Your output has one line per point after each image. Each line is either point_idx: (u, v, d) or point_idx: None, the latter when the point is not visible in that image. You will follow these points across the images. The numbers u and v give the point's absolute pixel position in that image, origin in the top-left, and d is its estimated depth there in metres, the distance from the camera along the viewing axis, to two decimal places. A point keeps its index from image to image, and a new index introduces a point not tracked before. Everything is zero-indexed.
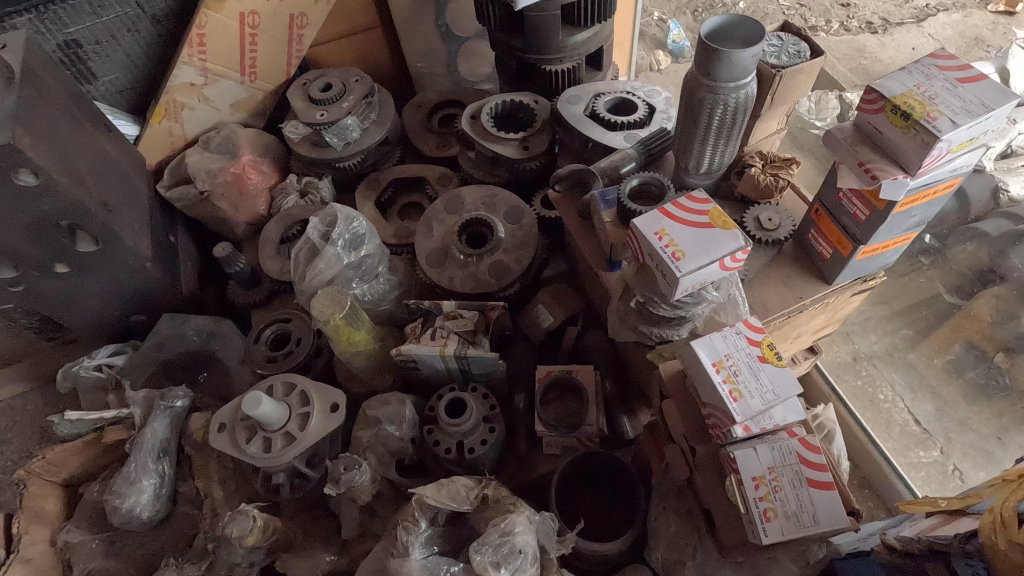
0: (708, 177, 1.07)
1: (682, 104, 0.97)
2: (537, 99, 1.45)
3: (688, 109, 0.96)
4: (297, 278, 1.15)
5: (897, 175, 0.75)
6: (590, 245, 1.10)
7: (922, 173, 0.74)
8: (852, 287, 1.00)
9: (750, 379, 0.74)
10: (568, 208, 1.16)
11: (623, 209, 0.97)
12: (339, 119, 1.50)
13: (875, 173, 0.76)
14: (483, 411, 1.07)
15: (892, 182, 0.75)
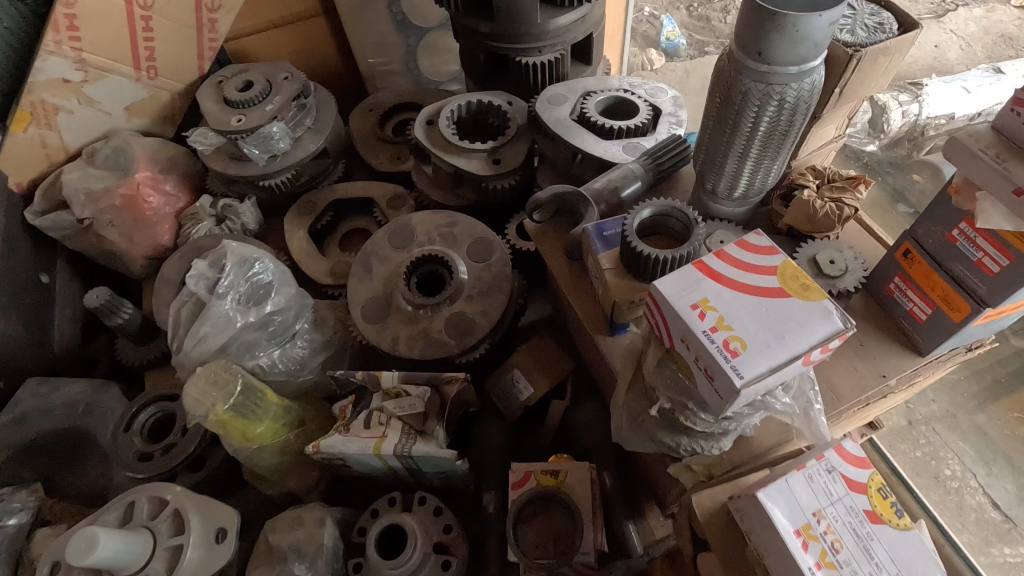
0: (743, 203, 0.77)
1: (713, 101, 0.67)
2: (511, 99, 1.15)
3: (724, 108, 0.66)
4: (176, 346, 0.82)
5: None
6: (583, 297, 0.80)
7: None
8: (953, 357, 0.71)
9: (861, 555, 0.48)
10: (551, 245, 0.86)
11: (630, 252, 0.66)
12: (260, 126, 1.18)
13: None
14: (433, 537, 0.76)
15: None
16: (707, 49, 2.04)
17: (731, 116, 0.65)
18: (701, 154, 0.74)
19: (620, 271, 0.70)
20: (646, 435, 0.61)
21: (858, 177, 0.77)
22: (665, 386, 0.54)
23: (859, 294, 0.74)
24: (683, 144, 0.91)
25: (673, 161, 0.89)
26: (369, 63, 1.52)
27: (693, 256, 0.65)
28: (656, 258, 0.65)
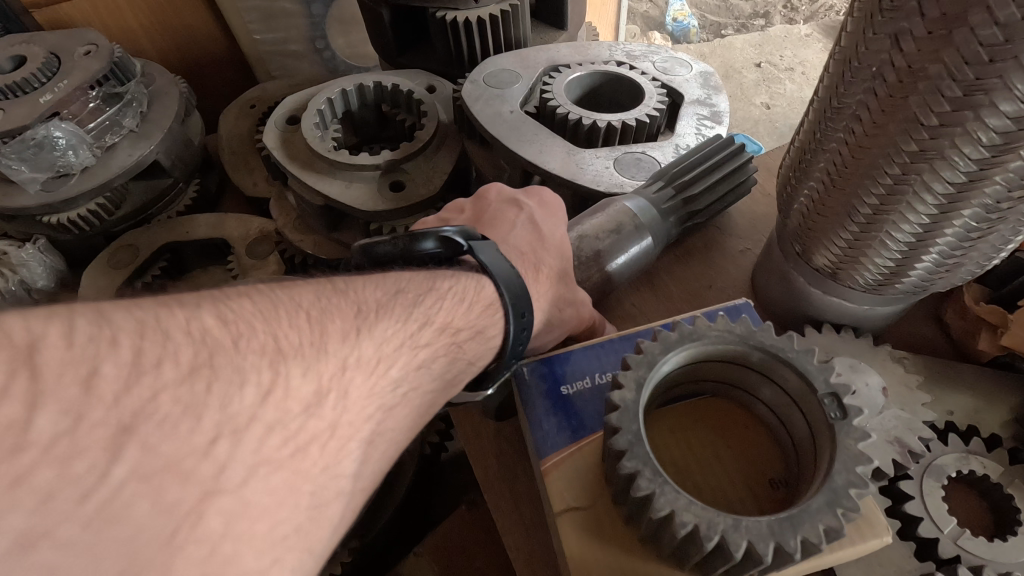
0: (907, 293, 0.34)
1: (890, 36, 0.26)
2: (433, 83, 0.71)
3: (945, 44, 0.24)
4: None
5: None
6: (532, 533, 0.38)
7: None
8: None
9: None
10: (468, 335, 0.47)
11: (627, 484, 0.24)
12: (26, 126, 0.72)
13: None
14: None
15: None
16: (724, 33, 1.59)
17: (969, 70, 0.23)
18: (820, 182, 0.32)
19: (598, 521, 0.28)
20: None
21: None
22: None
23: None
24: (739, 149, 0.46)
25: (715, 183, 0.46)
26: (255, 40, 1.07)
27: (836, 537, 0.23)
28: (719, 544, 0.23)
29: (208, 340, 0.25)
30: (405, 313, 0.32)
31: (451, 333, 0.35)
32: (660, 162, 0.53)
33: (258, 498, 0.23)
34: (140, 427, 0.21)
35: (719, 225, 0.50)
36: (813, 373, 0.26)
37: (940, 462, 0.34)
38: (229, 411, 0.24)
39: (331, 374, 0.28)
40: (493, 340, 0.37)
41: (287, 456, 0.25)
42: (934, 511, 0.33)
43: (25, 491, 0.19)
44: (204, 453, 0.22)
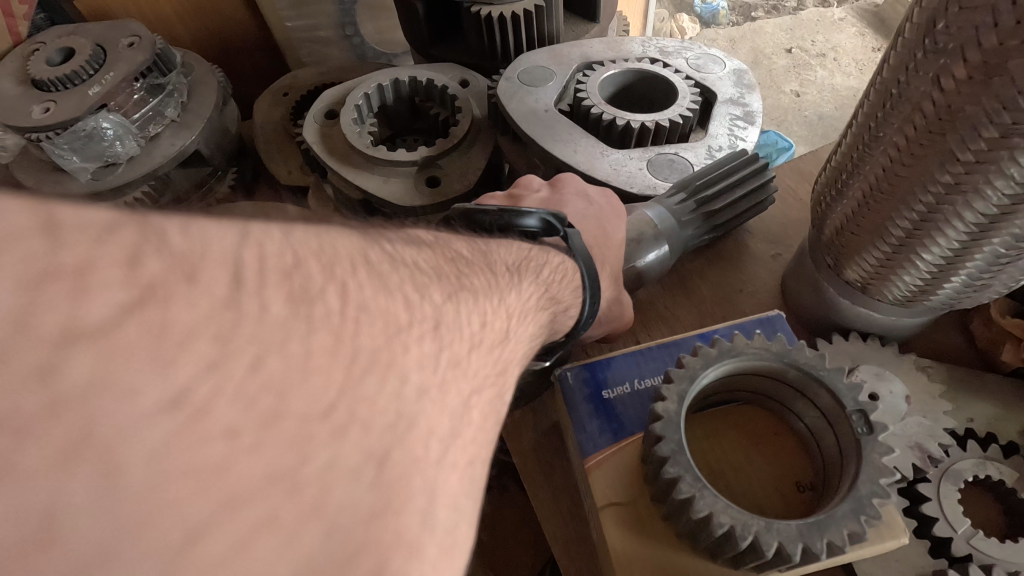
0: (933, 310, 0.35)
1: (937, 74, 0.27)
2: (466, 77, 0.72)
3: (984, 90, 0.25)
4: None
5: None
6: (569, 518, 0.41)
7: None
8: None
9: None
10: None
11: (671, 491, 0.27)
12: (75, 118, 0.75)
13: None
14: None
15: None
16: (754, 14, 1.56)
17: (1005, 116, 0.24)
18: (854, 203, 0.34)
19: (637, 516, 0.31)
20: None
21: None
22: None
23: None
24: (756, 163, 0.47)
25: (732, 197, 0.47)
26: (286, 26, 1.09)
27: (858, 541, 0.26)
28: (752, 544, 0.25)
29: (442, 274, 0.29)
30: (534, 280, 0.36)
31: (551, 302, 0.38)
32: (692, 164, 0.54)
33: (486, 403, 0.28)
34: (438, 329, 0.26)
35: (750, 229, 0.51)
36: (843, 393, 0.28)
37: (958, 467, 0.36)
38: (465, 333, 0.28)
39: (499, 318, 0.32)
40: (570, 318, 0.41)
41: (490, 378, 0.29)
42: (950, 513, 0.35)
43: (411, 359, 0.24)
44: (462, 360, 0.27)
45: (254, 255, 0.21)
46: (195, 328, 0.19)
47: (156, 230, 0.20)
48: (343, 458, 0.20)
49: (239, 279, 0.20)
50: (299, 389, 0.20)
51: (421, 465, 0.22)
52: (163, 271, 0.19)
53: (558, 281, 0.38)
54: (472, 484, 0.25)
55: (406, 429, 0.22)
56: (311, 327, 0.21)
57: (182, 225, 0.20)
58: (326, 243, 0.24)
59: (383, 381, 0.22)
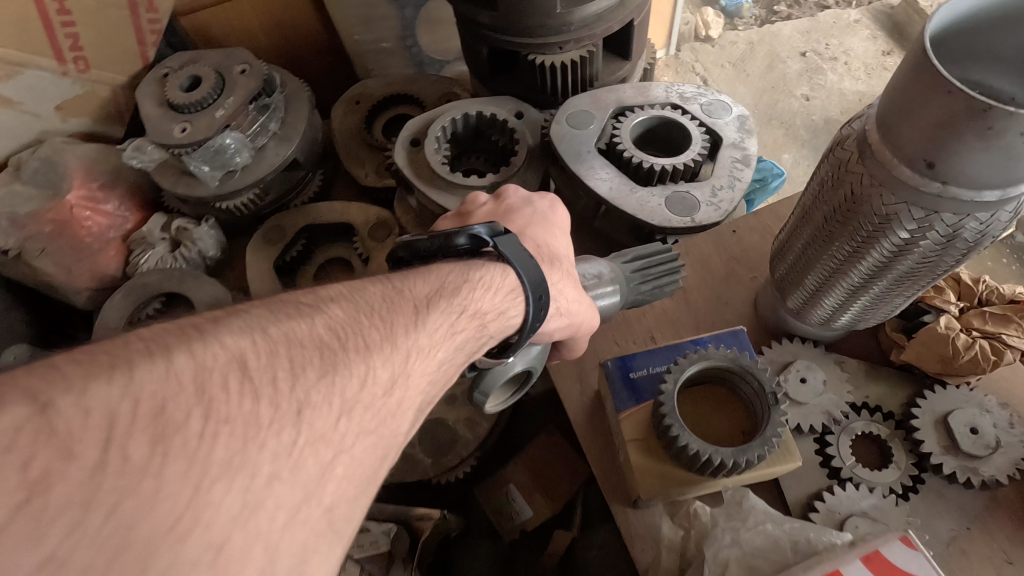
0: (841, 330, 0.54)
1: (819, 208, 0.43)
2: (521, 109, 0.88)
3: (839, 229, 0.42)
4: None
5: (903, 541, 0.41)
6: (601, 448, 0.59)
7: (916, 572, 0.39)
8: None
9: None
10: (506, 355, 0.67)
11: (665, 433, 0.46)
12: (208, 137, 0.94)
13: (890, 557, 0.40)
14: None
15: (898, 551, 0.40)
16: None
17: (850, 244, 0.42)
18: (785, 268, 0.51)
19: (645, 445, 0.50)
20: None
21: None
22: None
23: (1016, 484, 0.49)
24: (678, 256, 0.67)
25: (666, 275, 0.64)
26: (355, 40, 1.25)
27: (764, 457, 0.45)
28: (708, 459, 0.45)
29: (329, 343, 0.38)
30: (450, 304, 0.46)
31: (480, 316, 0.48)
32: (700, 199, 0.72)
33: (362, 451, 0.37)
34: (304, 411, 0.35)
35: (736, 256, 0.70)
36: (765, 380, 0.48)
37: (854, 425, 0.52)
38: (346, 394, 0.37)
39: (396, 363, 0.41)
40: (514, 317, 0.51)
41: (373, 425, 0.38)
42: (844, 452, 0.52)
43: (265, 452, 0.33)
44: (334, 425, 0.36)
45: (129, 409, 0.30)
46: (87, 492, 0.28)
47: (62, 416, 0.28)
48: (181, 557, 0.29)
49: (109, 442, 0.29)
50: (147, 514, 0.28)
51: (265, 534, 0.31)
52: (48, 456, 0.27)
53: (482, 294, 0.48)
54: (335, 518, 0.35)
55: (249, 513, 0.31)
56: (167, 459, 0.30)
57: (78, 403, 0.29)
58: (202, 366, 0.33)
59: (232, 480, 0.31)
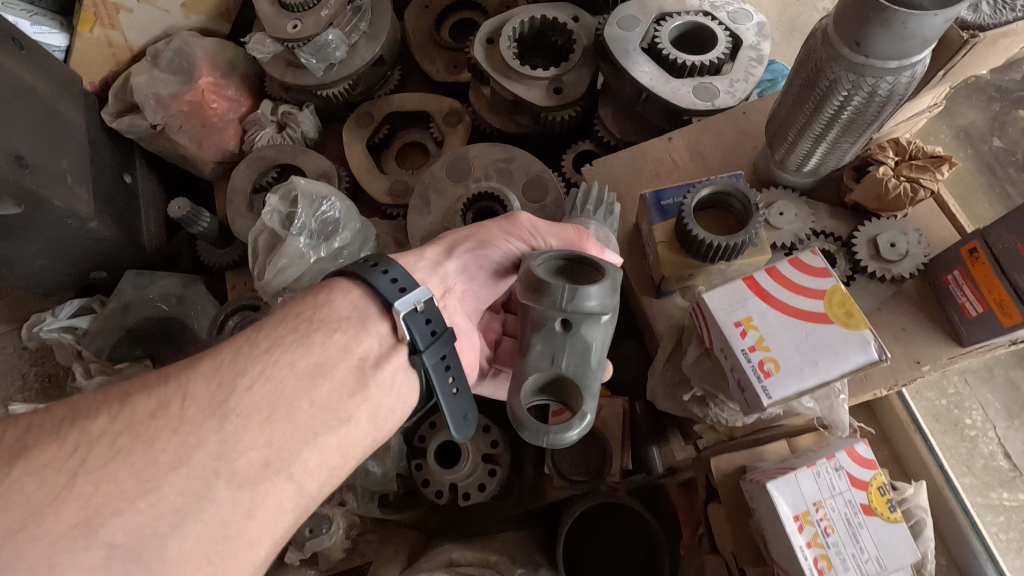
0: (811, 176, 0.76)
1: (796, 79, 0.64)
2: (577, 15, 1.07)
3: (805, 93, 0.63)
4: (256, 274, 0.91)
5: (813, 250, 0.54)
6: (635, 258, 0.82)
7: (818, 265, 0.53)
8: (997, 349, 0.72)
9: (847, 541, 0.53)
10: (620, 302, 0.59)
11: (685, 233, 0.68)
12: (317, 33, 1.14)
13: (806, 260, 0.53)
14: (482, 449, 0.90)
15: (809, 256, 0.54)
16: None
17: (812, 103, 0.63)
18: (773, 128, 0.73)
19: (670, 245, 0.72)
20: (679, 402, 0.68)
21: (944, 155, 0.72)
22: (699, 379, 0.59)
23: (915, 280, 0.74)
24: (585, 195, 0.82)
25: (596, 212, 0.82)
26: None
27: (750, 242, 0.67)
28: (713, 245, 0.66)
29: (84, 406, 0.48)
30: (250, 332, 0.56)
31: (295, 319, 0.57)
32: (719, 90, 0.92)
33: (111, 473, 0.44)
34: (22, 457, 0.43)
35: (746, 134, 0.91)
36: (752, 196, 0.68)
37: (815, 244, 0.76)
38: (85, 433, 0.46)
39: (167, 393, 0.49)
40: (337, 301, 0.59)
41: (131, 448, 0.46)
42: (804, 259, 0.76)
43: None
44: (67, 456, 0.44)
45: None
46: None
47: None
48: None
49: None
50: None
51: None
52: None
53: (290, 308, 0.58)
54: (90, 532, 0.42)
55: None
56: None
57: None
58: None
59: None
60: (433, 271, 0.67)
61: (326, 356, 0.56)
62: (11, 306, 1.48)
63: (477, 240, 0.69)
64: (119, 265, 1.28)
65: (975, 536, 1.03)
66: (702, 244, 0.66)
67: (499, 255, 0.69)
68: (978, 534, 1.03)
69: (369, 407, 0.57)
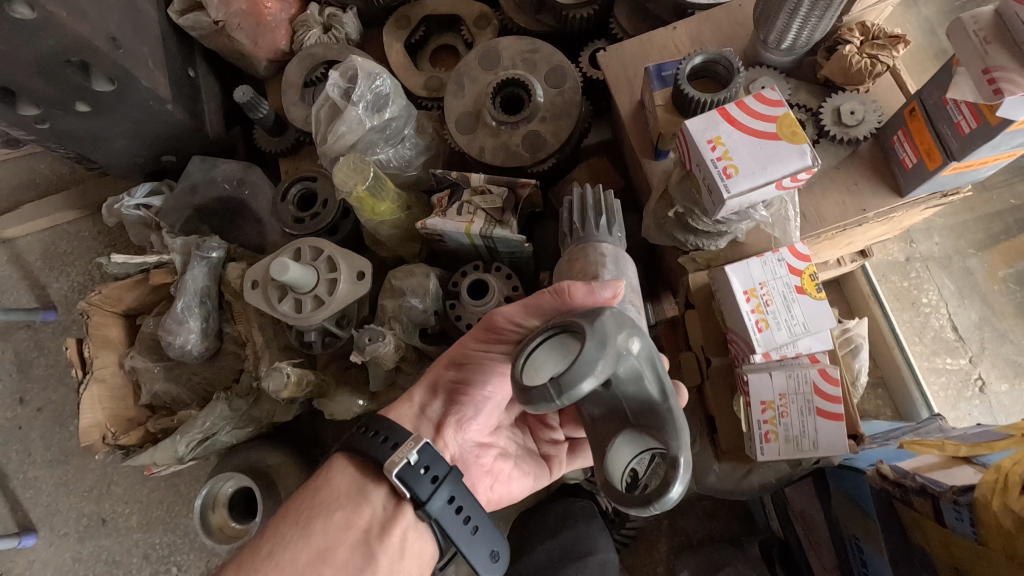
0: (790, 54, 0.90)
1: None
2: None
3: None
4: (318, 140, 1.08)
5: (772, 90, 0.69)
6: (639, 128, 0.99)
7: (774, 101, 0.68)
8: (929, 200, 0.89)
9: (782, 310, 0.71)
10: (630, 329, 0.63)
11: (680, 95, 0.83)
12: None
13: (765, 96, 0.69)
14: (505, 291, 1.08)
15: (768, 94, 0.69)
16: None
17: None
18: (759, 8, 0.87)
19: (668, 108, 0.88)
20: (666, 230, 0.85)
21: (900, 35, 0.87)
22: (681, 197, 0.76)
23: (868, 143, 0.90)
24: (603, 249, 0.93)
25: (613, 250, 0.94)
26: None
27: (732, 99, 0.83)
28: (702, 103, 0.82)
29: None
30: (269, 529, 0.74)
31: (302, 510, 0.75)
32: None
33: None
34: None
35: None
36: (735, 63, 0.83)
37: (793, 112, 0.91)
38: None
39: None
40: (335, 482, 0.77)
41: None
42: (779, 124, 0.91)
43: None
44: None
45: None
46: None
47: None
48: None
49: None
50: None
51: None
52: None
53: (299, 499, 0.76)
54: None
55: None
56: None
57: None
58: None
59: None
60: (425, 413, 0.84)
61: (331, 540, 0.73)
62: (84, 192, 1.67)
63: (457, 363, 0.85)
64: (185, 151, 1.45)
65: (916, 387, 1.23)
66: (693, 103, 0.82)
67: (482, 365, 0.83)
68: (918, 386, 1.23)
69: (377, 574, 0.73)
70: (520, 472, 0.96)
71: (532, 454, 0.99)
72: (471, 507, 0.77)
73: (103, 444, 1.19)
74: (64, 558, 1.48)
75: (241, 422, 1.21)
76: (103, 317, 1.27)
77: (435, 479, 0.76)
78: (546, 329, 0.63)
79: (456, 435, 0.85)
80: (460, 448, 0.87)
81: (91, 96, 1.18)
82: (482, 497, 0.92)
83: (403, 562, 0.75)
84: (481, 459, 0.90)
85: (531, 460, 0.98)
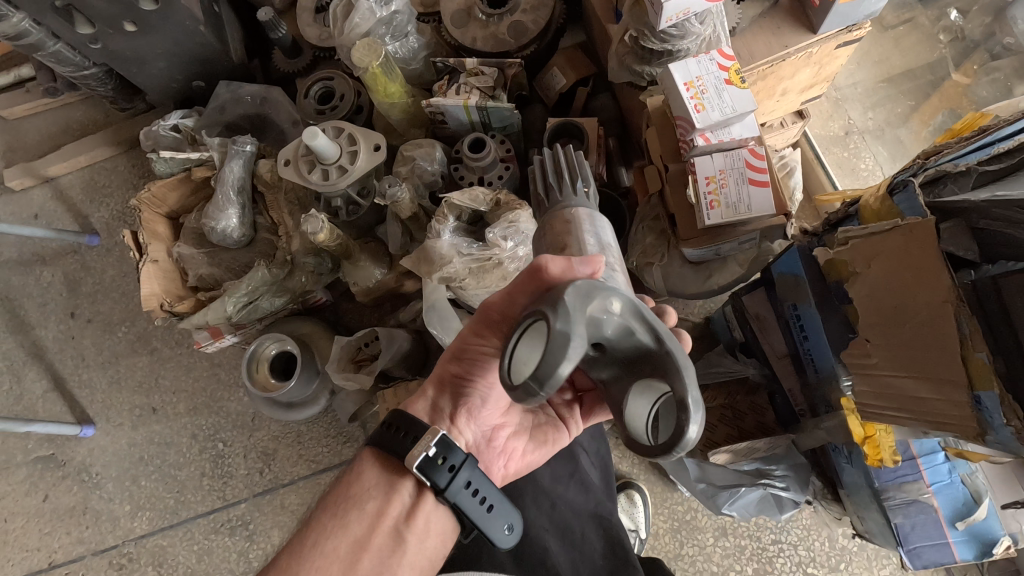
0: None
1: None
2: None
3: None
4: (336, 33, 1.30)
5: None
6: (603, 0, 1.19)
7: None
8: (838, 37, 1.10)
9: (715, 96, 0.91)
10: (597, 296, 0.60)
11: None
12: None
13: None
14: (499, 153, 1.28)
15: None
16: None
17: None
18: None
19: None
20: (627, 65, 1.07)
21: None
22: (636, 22, 0.97)
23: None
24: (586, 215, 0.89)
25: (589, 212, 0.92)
26: None
27: None
28: None
29: None
30: (308, 525, 0.80)
31: (338, 503, 0.82)
32: None
33: None
34: None
35: None
36: None
37: None
38: None
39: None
40: (365, 475, 0.84)
41: None
42: None
43: None
44: None
45: None
46: None
47: None
48: None
49: None
50: None
51: None
52: None
53: (334, 493, 0.83)
54: None
55: None
56: None
57: None
58: None
59: None
60: (436, 411, 0.90)
61: (366, 530, 0.80)
62: (118, 130, 1.87)
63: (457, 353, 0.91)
64: (213, 76, 1.64)
65: None
66: None
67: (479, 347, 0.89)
68: None
69: (410, 559, 0.80)
70: (536, 445, 1.00)
71: (555, 420, 1.02)
72: (485, 487, 0.84)
73: (161, 311, 1.38)
74: (120, 444, 1.65)
75: (279, 290, 1.40)
76: (152, 215, 1.46)
77: (451, 465, 0.82)
78: (520, 324, 0.60)
79: (468, 423, 0.92)
80: (473, 434, 0.93)
81: (137, 15, 1.38)
82: (499, 475, 0.97)
83: (430, 540, 0.82)
84: (493, 442, 0.96)
85: (549, 427, 1.02)
